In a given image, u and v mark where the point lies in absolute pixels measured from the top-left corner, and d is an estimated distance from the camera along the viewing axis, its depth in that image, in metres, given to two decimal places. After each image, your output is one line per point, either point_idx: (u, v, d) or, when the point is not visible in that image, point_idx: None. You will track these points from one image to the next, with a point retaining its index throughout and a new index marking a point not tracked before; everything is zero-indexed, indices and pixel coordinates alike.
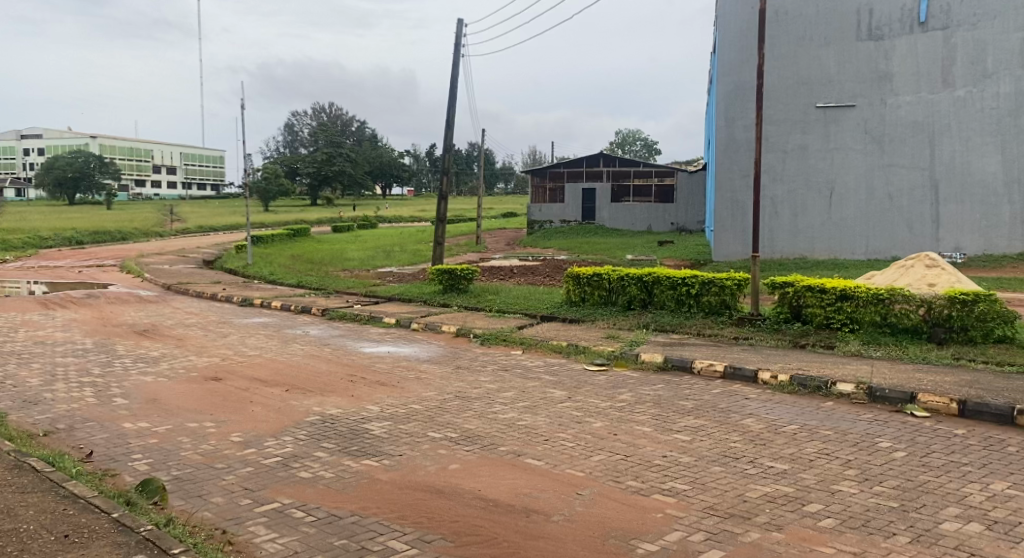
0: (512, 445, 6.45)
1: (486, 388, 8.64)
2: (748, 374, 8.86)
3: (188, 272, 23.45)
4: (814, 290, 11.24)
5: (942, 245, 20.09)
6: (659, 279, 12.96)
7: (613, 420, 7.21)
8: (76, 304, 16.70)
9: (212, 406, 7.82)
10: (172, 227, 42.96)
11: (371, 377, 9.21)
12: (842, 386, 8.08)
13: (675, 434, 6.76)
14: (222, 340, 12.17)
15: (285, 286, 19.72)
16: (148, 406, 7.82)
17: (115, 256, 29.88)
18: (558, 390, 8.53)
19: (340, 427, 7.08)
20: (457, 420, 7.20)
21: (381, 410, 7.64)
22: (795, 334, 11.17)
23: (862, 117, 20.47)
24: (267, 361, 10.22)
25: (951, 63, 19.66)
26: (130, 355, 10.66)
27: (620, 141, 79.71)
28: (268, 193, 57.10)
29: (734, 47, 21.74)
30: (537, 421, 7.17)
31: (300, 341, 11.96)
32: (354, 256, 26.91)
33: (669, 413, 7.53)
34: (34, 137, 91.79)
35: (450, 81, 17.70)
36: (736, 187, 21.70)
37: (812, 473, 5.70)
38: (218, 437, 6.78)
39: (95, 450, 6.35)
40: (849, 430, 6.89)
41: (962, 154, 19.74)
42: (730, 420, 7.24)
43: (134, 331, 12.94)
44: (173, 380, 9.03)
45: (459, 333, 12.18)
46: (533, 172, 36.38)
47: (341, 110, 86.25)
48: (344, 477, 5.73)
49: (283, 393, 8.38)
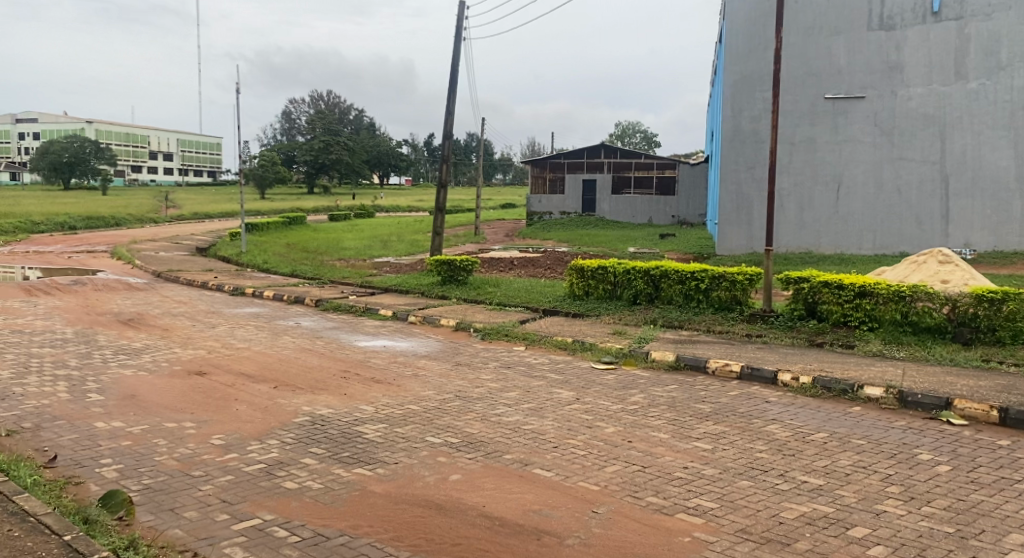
0: (518, 453, 5.90)
1: (488, 387, 8.08)
2: (767, 376, 8.32)
3: (180, 261, 22.83)
4: (832, 286, 10.70)
5: (951, 240, 19.56)
6: (667, 272, 12.39)
7: (626, 425, 6.67)
8: (61, 291, 16.08)
9: (193, 405, 7.24)
10: (167, 214, 42.24)
11: (366, 373, 8.65)
12: (870, 390, 7.56)
13: (695, 442, 6.22)
14: (210, 331, 11.59)
15: (279, 275, 19.15)
16: (124, 404, 7.25)
17: (106, 242, 29.22)
18: (565, 390, 7.97)
19: (330, 429, 6.52)
20: (458, 424, 6.65)
21: (375, 411, 7.08)
22: (811, 331, 10.64)
23: (871, 109, 19.88)
24: (256, 354, 9.65)
25: (964, 55, 19.09)
26: (111, 347, 10.08)
27: (620, 133, 79.19)
28: (265, 180, 56.38)
29: (742, 37, 21.12)
30: (544, 425, 6.62)
31: (292, 334, 11.39)
32: (350, 245, 26.31)
33: (687, 417, 6.98)
34: (29, 121, 90.70)
35: (450, 65, 17.12)
36: (741, 180, 21.16)
37: (850, 490, 5.17)
38: (197, 440, 6.23)
39: (60, 453, 5.80)
40: (882, 439, 6.34)
41: (974, 147, 19.18)
42: (753, 427, 6.69)
43: (118, 321, 12.36)
44: (153, 375, 8.46)
45: (459, 327, 11.62)
46: (532, 162, 35.72)
47: (339, 98, 85.55)
48: (334, 489, 5.18)
49: (271, 391, 7.81)
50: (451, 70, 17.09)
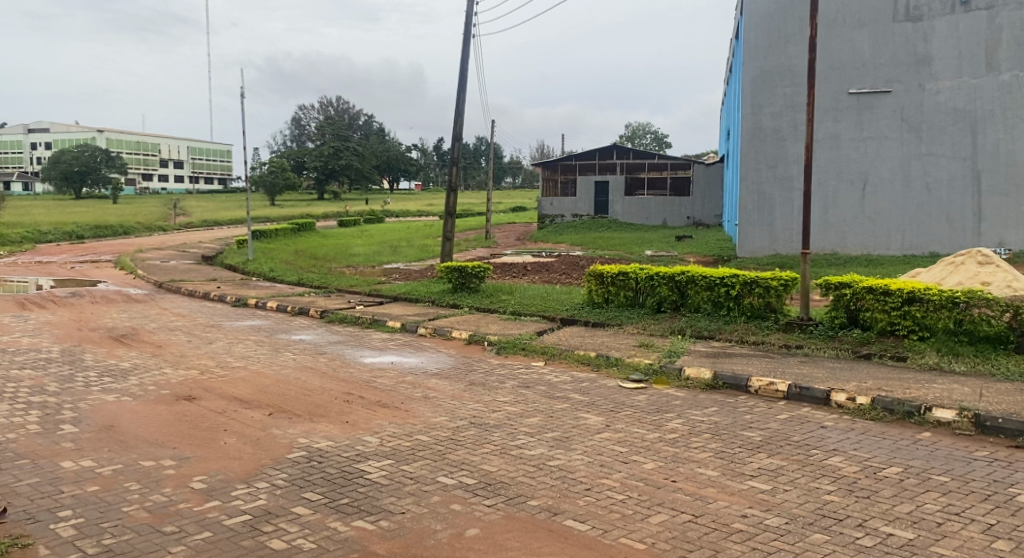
0: (545, 498, 5.08)
1: (507, 411, 7.22)
2: (819, 395, 7.50)
3: (183, 270, 21.99)
4: (877, 293, 9.78)
5: (984, 239, 18.65)
6: (694, 278, 11.51)
7: (667, 460, 5.81)
8: (56, 305, 15.25)
9: (176, 438, 6.42)
10: (175, 222, 41.46)
11: (371, 396, 7.81)
12: (940, 413, 6.78)
13: (749, 482, 5.39)
14: (206, 347, 10.75)
15: (285, 284, 18.36)
16: (98, 437, 6.40)
17: (111, 252, 28.42)
18: (593, 415, 7.10)
19: (326, 468, 5.68)
20: (473, 459, 5.80)
21: (380, 443, 6.24)
22: (854, 341, 9.75)
23: (898, 104, 18.92)
24: (252, 375, 8.82)
25: (997, 45, 18.20)
26: (96, 367, 9.26)
27: (631, 135, 78.53)
28: (275, 187, 55.58)
29: (760, 30, 20.12)
30: (572, 461, 5.78)
31: (293, 349, 10.58)
32: (359, 251, 25.57)
33: (735, 448, 6.12)
34: (41, 131, 90.33)
35: (460, 64, 16.31)
36: (763, 179, 20.26)
37: (948, 547, 4.45)
38: (176, 482, 5.41)
39: (12, 503, 5.02)
40: (968, 476, 5.50)
41: (1007, 142, 18.28)
42: (814, 460, 5.84)
43: (110, 337, 11.56)
44: (137, 401, 7.64)
45: (472, 340, 10.79)
46: (543, 165, 34.76)
47: (348, 104, 85.08)
48: (329, 552, 4.45)
49: (264, 419, 6.97)
50: (461, 69, 16.27)
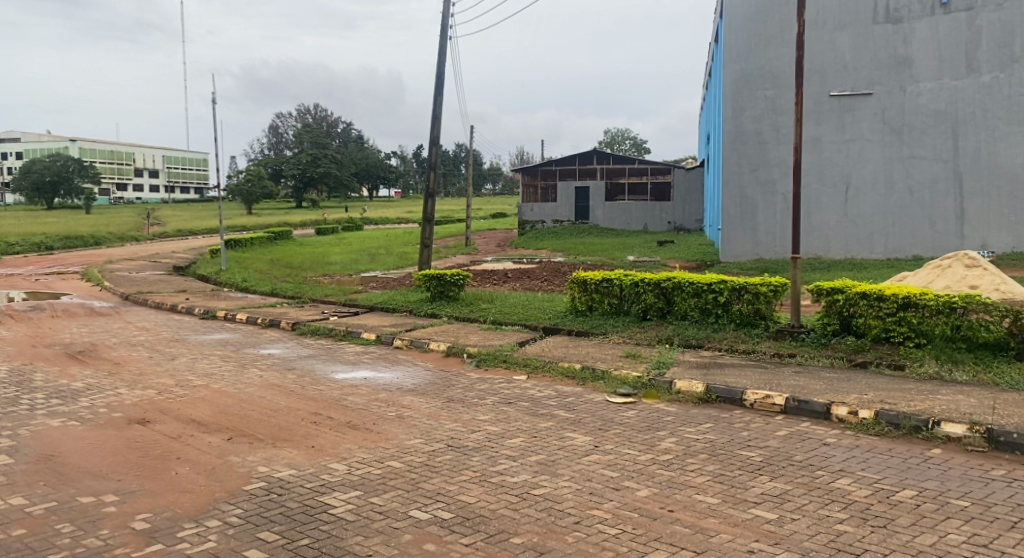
0: (529, 534, 4.58)
1: (487, 432, 6.69)
2: (819, 409, 7.03)
3: (153, 281, 21.23)
4: (871, 298, 9.32)
5: (967, 242, 18.35)
6: (680, 284, 11.00)
7: (662, 486, 5.29)
8: (13, 320, 14.49)
9: (124, 468, 5.84)
10: (150, 231, 40.55)
11: (341, 417, 7.24)
12: (949, 428, 6.34)
13: (754, 510, 4.89)
14: (168, 364, 10.11)
15: (257, 295, 17.70)
16: (36, 469, 5.81)
17: (78, 263, 27.52)
18: (580, 435, 6.57)
19: (287, 502, 5.13)
20: (450, 489, 5.26)
21: (348, 471, 5.69)
22: (849, 349, 9.26)
23: (880, 106, 18.59)
24: (213, 395, 8.23)
25: (976, 47, 17.96)
26: (46, 388, 8.62)
27: (610, 141, 78.10)
28: (252, 196, 54.63)
29: (741, 33, 19.73)
30: (559, 489, 5.26)
31: (260, 365, 9.98)
32: (336, 260, 24.88)
33: (735, 471, 5.62)
34: (12, 141, 88.66)
35: (436, 66, 15.78)
36: (745, 183, 19.85)
37: None
38: (117, 521, 4.85)
39: None
40: (989, 499, 5.05)
41: (989, 144, 18.01)
42: (821, 483, 5.36)
43: (66, 355, 10.87)
44: (86, 425, 7.05)
45: (450, 352, 10.25)
46: (523, 170, 34.10)
47: (326, 111, 84.22)
48: None
49: (222, 445, 6.39)
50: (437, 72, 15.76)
